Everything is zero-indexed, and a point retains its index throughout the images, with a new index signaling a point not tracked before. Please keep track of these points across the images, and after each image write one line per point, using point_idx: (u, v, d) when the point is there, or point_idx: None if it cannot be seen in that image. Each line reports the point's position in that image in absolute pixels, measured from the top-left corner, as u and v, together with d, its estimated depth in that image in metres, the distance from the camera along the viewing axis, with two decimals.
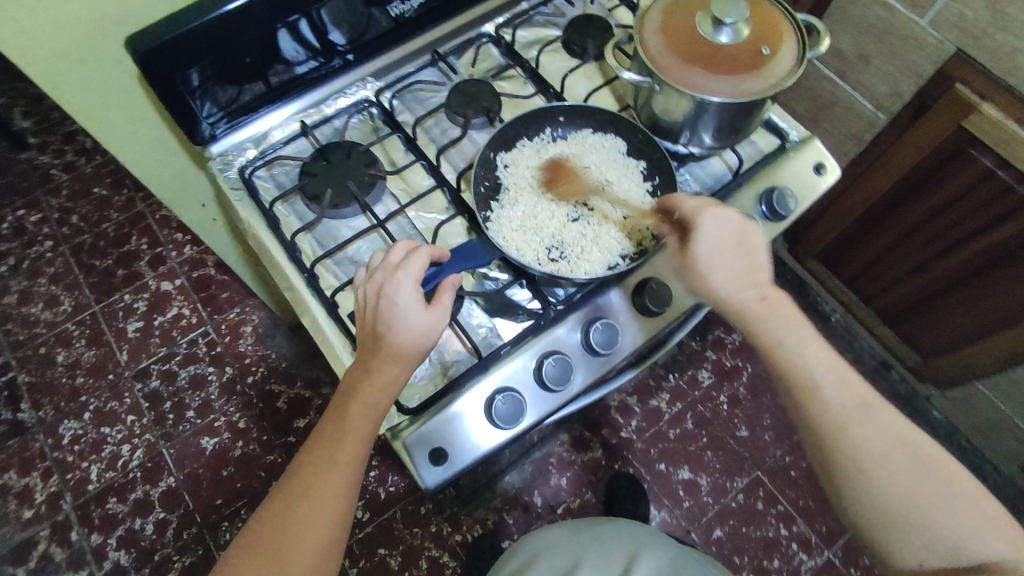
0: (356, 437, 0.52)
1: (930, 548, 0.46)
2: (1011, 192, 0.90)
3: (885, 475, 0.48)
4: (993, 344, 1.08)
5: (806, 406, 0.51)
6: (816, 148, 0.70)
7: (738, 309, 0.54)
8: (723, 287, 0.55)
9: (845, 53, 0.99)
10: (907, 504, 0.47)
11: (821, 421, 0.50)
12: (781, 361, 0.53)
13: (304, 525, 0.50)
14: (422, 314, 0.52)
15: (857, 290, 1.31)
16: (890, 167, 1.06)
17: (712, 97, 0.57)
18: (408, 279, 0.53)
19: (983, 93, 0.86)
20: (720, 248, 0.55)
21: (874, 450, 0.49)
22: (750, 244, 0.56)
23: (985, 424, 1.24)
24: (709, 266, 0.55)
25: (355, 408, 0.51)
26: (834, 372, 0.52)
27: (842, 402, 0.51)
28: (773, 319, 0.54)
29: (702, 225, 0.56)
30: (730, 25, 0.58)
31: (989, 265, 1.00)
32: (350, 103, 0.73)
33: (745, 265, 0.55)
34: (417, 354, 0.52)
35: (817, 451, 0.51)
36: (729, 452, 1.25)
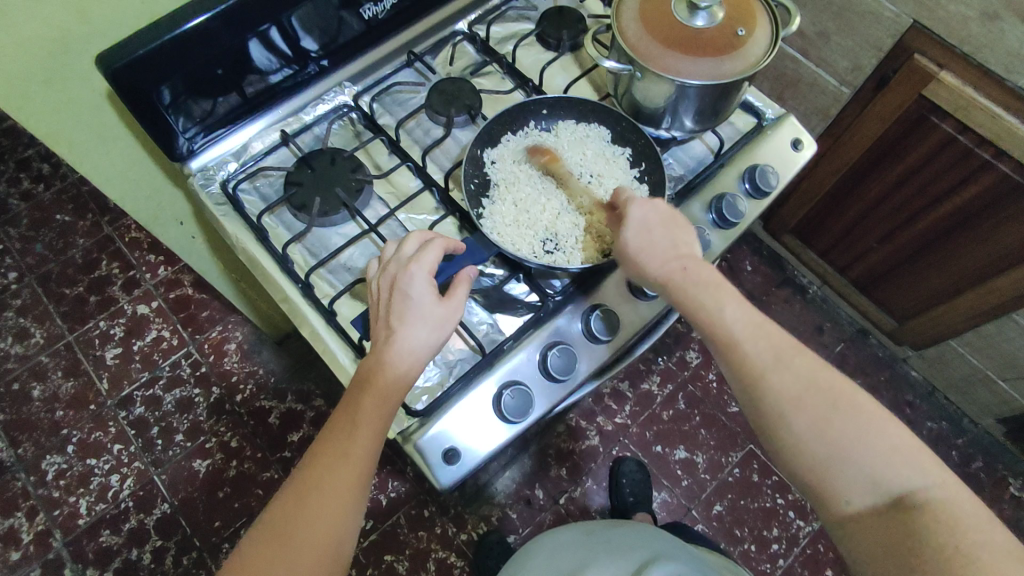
0: (368, 430, 0.51)
1: (852, 483, 0.47)
2: (971, 156, 0.93)
3: (800, 418, 0.49)
4: (959, 305, 1.14)
5: (730, 361, 0.53)
6: (792, 125, 0.71)
7: (665, 280, 0.55)
8: (650, 263, 0.56)
9: (806, 32, 1.02)
10: (827, 448, 0.48)
11: (741, 370, 0.52)
12: (705, 321, 0.54)
13: (314, 518, 0.49)
14: (438, 306, 0.52)
15: (831, 261, 1.35)
16: (857, 139, 1.09)
17: (693, 80, 0.58)
18: (421, 271, 0.53)
19: (941, 62, 0.89)
20: (650, 230, 0.57)
21: (791, 394, 0.50)
22: (677, 224, 0.58)
23: (960, 379, 1.29)
24: (636, 245, 0.56)
25: (367, 400, 0.51)
26: (750, 324, 0.53)
27: (759, 352, 0.52)
28: (689, 285, 0.55)
29: (633, 209, 0.57)
30: (705, 9, 0.60)
31: (953, 228, 1.04)
32: (329, 108, 0.73)
33: (672, 242, 0.56)
34: (431, 346, 0.52)
35: (745, 402, 0.52)
36: (722, 428, 1.27)
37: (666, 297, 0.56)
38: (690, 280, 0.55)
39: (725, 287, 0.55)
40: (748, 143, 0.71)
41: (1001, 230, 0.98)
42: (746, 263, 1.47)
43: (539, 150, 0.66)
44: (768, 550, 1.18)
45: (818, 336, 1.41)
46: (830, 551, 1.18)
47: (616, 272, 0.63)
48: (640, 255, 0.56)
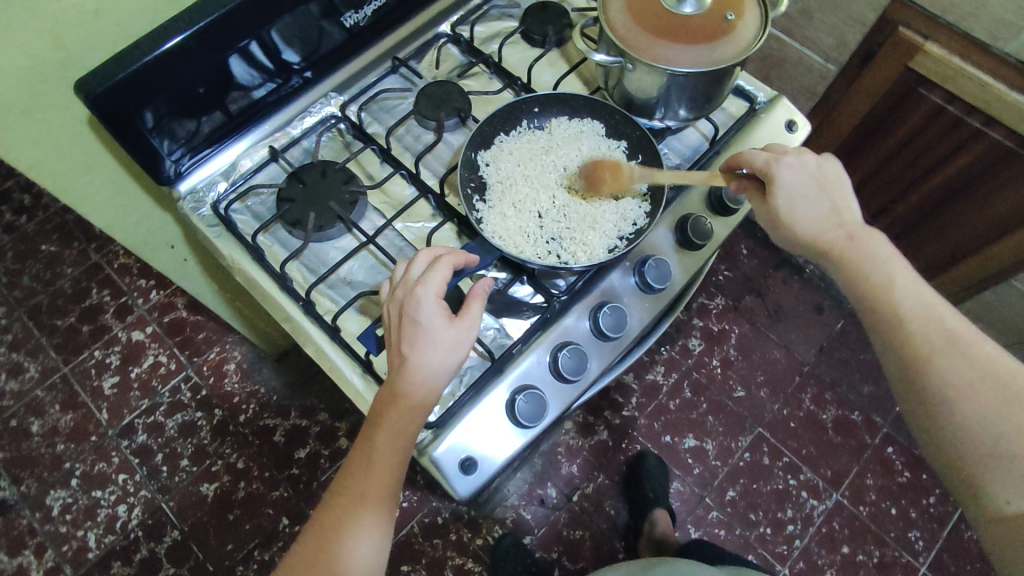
0: (383, 469, 0.51)
1: (1015, 481, 0.46)
2: (960, 125, 0.93)
3: (968, 407, 0.48)
4: (956, 276, 1.15)
5: (891, 339, 0.52)
6: (785, 107, 0.71)
7: (832, 249, 0.55)
8: (813, 234, 0.55)
9: (788, 12, 1.01)
10: (996, 442, 0.47)
11: (903, 349, 0.51)
12: (865, 294, 0.53)
13: (337, 560, 0.50)
14: (451, 329, 0.51)
15: None
16: (847, 114, 1.08)
17: (686, 69, 0.57)
18: (428, 294, 0.51)
19: (926, 34, 0.89)
20: (802, 194, 0.56)
21: (959, 379, 0.48)
22: (832, 183, 0.56)
23: None
24: (793, 214, 0.56)
25: (381, 434, 0.51)
26: (921, 305, 0.52)
27: (925, 332, 0.50)
28: (856, 258, 0.54)
29: (776, 174, 0.56)
30: None
31: (947, 197, 1.04)
32: (316, 121, 0.71)
33: (831, 205, 0.56)
34: (448, 370, 0.51)
35: (903, 381, 0.51)
36: (730, 414, 1.27)
37: (830, 266, 0.56)
38: (860, 254, 0.54)
39: (900, 264, 0.54)
40: (742, 128, 0.71)
41: (994, 198, 0.98)
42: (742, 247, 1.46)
43: (534, 149, 0.64)
44: (784, 532, 1.18)
45: (818, 315, 1.38)
46: (845, 528, 1.19)
47: (621, 267, 0.62)
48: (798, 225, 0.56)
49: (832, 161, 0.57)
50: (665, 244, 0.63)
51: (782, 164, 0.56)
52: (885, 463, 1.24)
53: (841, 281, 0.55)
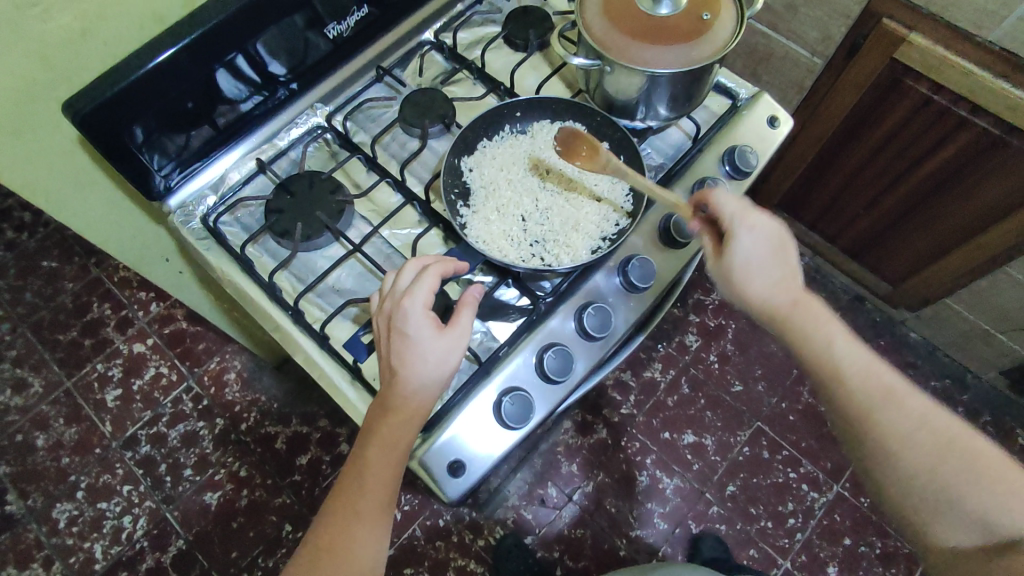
0: (376, 484, 0.53)
1: (957, 523, 0.49)
2: (947, 115, 0.94)
3: (910, 456, 0.50)
4: (950, 266, 1.14)
5: (835, 396, 0.53)
6: (767, 103, 0.71)
7: (778, 313, 0.55)
8: (759, 295, 0.55)
9: (773, 7, 1.02)
10: (938, 486, 0.49)
11: (847, 404, 0.52)
12: (807, 356, 0.54)
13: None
14: (438, 340, 0.52)
15: (820, 232, 1.34)
16: (835, 106, 1.08)
17: (664, 70, 0.58)
18: (415, 307, 0.52)
19: (910, 25, 0.89)
20: (755, 255, 0.55)
21: (899, 431, 0.51)
22: (783, 249, 0.56)
23: (960, 337, 1.27)
24: (745, 272, 0.55)
25: (373, 448, 0.52)
26: (860, 364, 0.53)
27: (866, 389, 0.52)
28: (798, 319, 0.55)
29: (738, 227, 0.56)
30: None
31: (937, 187, 1.05)
32: (303, 132, 0.72)
33: (782, 274, 0.55)
34: (436, 381, 0.52)
35: (850, 432, 0.53)
36: (728, 409, 1.28)
37: (771, 327, 0.56)
38: (801, 314, 0.55)
39: (834, 323, 0.55)
40: (724, 126, 0.71)
41: (981, 186, 0.99)
42: None
43: (517, 153, 0.65)
44: (784, 525, 1.18)
45: None
46: (846, 519, 1.19)
47: (605, 268, 0.62)
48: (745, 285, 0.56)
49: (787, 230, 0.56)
50: (650, 243, 0.64)
51: (746, 220, 0.56)
52: None
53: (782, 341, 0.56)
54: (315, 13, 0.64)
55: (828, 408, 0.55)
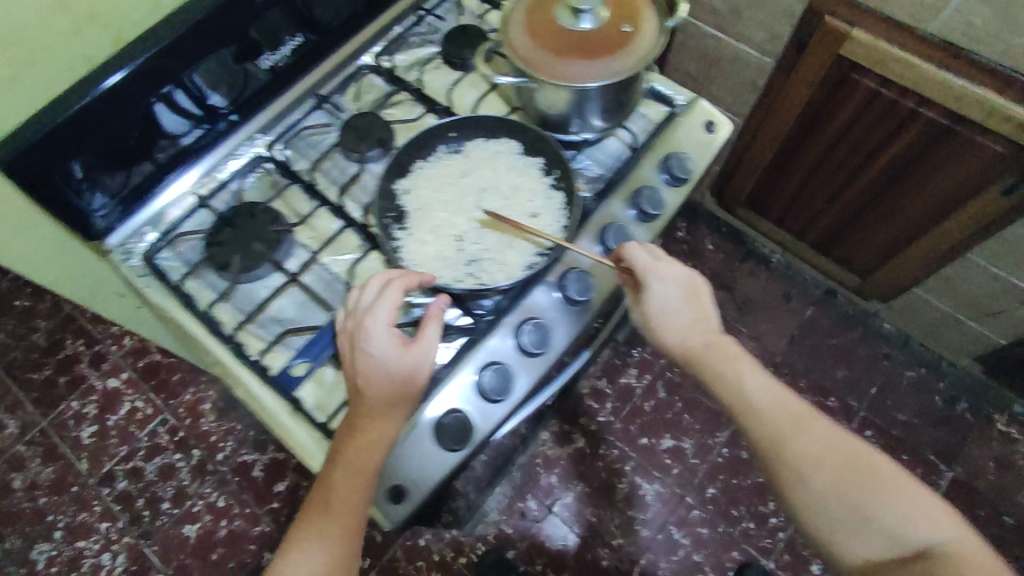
0: (344, 509, 0.54)
1: (869, 540, 0.51)
2: (896, 107, 0.94)
3: (819, 477, 0.53)
4: (915, 254, 1.14)
5: (750, 426, 0.58)
6: (703, 108, 0.70)
7: (694, 355, 0.61)
8: (675, 341, 0.61)
9: (719, 10, 1.03)
10: (847, 505, 0.52)
11: (761, 432, 0.57)
12: (724, 392, 0.60)
13: None
14: (403, 357, 0.53)
15: (787, 228, 1.35)
16: (788, 104, 1.08)
17: (591, 84, 0.58)
18: (379, 323, 0.53)
19: (851, 20, 0.89)
20: (671, 306, 0.61)
21: (808, 453, 0.54)
22: (696, 293, 0.62)
23: (932, 325, 1.27)
24: (659, 319, 0.62)
25: (340, 471, 0.53)
26: (769, 394, 0.58)
27: (774, 416, 0.57)
28: (710, 357, 0.60)
29: (649, 279, 0.61)
30: (588, 12, 0.60)
31: (895, 177, 1.05)
32: (243, 162, 0.72)
33: (692, 320, 0.62)
34: (403, 397, 0.53)
35: (768, 461, 0.57)
36: (705, 410, 1.28)
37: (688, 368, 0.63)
38: (713, 354, 0.61)
39: (743, 358, 0.61)
40: (662, 133, 0.70)
41: (936, 175, 0.99)
42: (707, 242, 1.46)
43: (452, 174, 0.64)
44: (766, 525, 1.18)
45: (786, 304, 1.39)
46: None
47: (544, 283, 0.62)
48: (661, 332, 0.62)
49: (699, 277, 0.62)
50: (589, 255, 0.64)
51: (654, 271, 0.61)
52: None
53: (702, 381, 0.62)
54: (247, 41, 0.64)
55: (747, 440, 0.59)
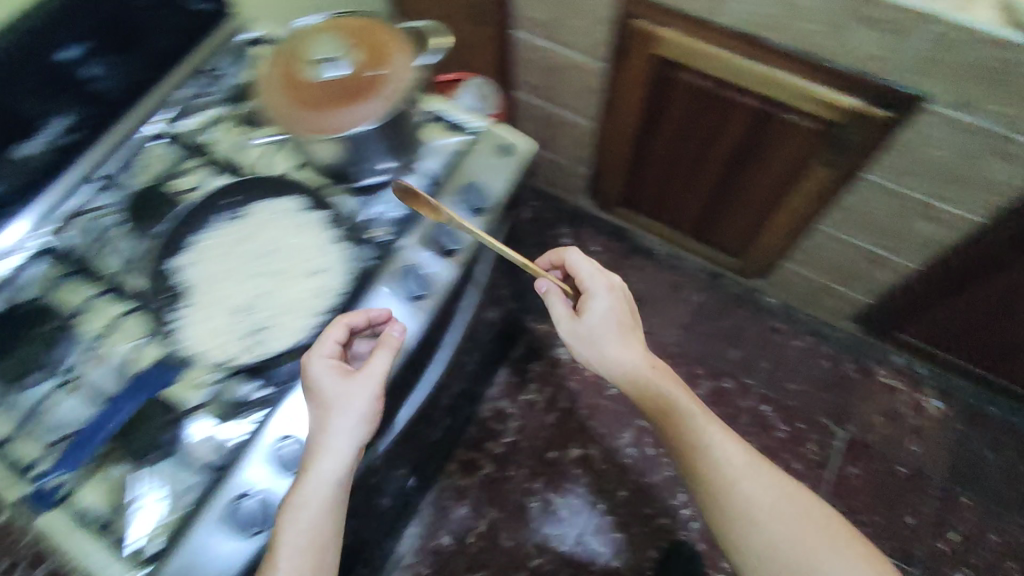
0: (305, 542, 0.53)
1: None
2: (718, 97, 0.95)
3: (772, 523, 0.64)
4: (774, 231, 1.16)
5: (705, 467, 0.68)
6: (497, 130, 0.68)
7: (630, 374, 0.72)
8: (603, 350, 0.72)
9: (541, 23, 1.03)
10: (797, 550, 0.62)
11: (719, 477, 0.67)
12: (673, 427, 0.70)
13: None
14: (347, 387, 0.54)
15: (660, 220, 1.36)
16: (626, 106, 1.08)
17: (373, 121, 0.53)
18: (324, 361, 0.54)
19: (657, 20, 0.90)
20: (609, 322, 0.73)
21: (761, 500, 0.65)
22: (630, 319, 0.74)
23: (810, 293, 1.30)
24: (592, 333, 0.72)
25: (292, 508, 0.52)
26: (724, 442, 0.69)
27: (731, 463, 0.67)
28: (663, 407, 0.71)
29: (592, 292, 0.73)
30: (333, 61, 0.56)
31: (735, 162, 1.07)
32: (21, 255, 0.62)
33: (628, 341, 0.73)
34: (353, 426, 0.54)
35: (720, 501, 0.67)
36: (607, 413, 1.28)
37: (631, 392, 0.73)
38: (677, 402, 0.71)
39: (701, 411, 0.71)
40: (459, 161, 0.66)
41: (770, 156, 1.01)
42: (591, 244, 1.47)
43: (231, 240, 0.60)
44: (678, 518, 1.19)
45: (674, 294, 1.41)
46: None
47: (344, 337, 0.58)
48: (593, 340, 0.73)
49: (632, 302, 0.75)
50: (394, 299, 0.59)
51: (596, 287, 0.73)
52: (762, 422, 1.27)
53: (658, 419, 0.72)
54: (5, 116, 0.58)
55: (688, 475, 0.70)
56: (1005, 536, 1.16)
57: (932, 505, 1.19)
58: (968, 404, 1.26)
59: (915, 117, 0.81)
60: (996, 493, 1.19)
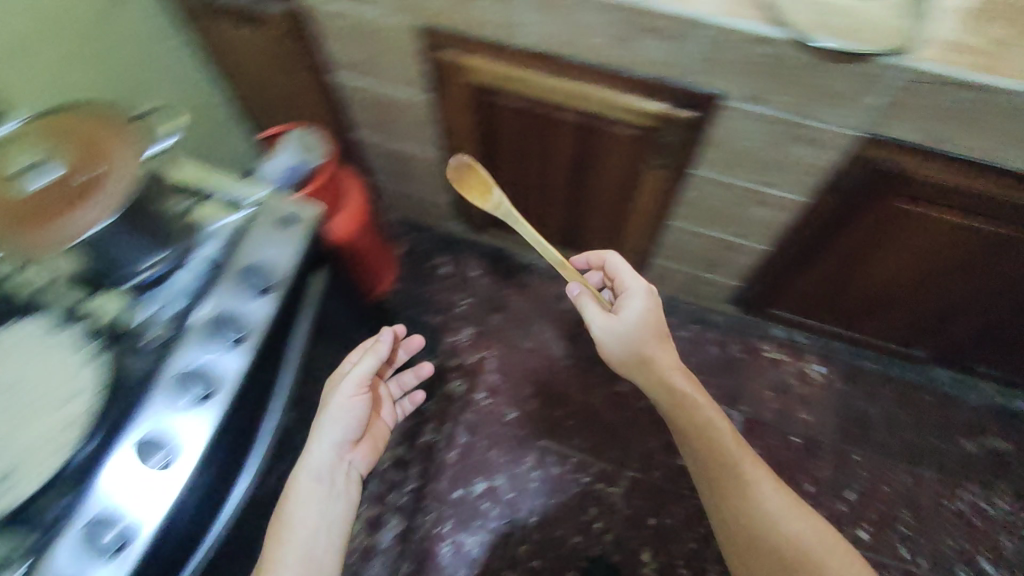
0: (305, 502, 0.72)
1: (789, 535, 0.75)
2: (541, 117, 0.94)
3: (765, 490, 0.79)
4: (633, 234, 1.17)
5: (713, 440, 0.83)
6: (274, 201, 0.66)
7: (656, 370, 0.88)
8: (639, 348, 0.88)
9: (356, 63, 0.99)
10: (780, 514, 0.77)
11: (728, 451, 0.82)
12: (686, 406, 0.86)
13: (268, 559, 0.68)
14: (348, 401, 0.77)
15: (531, 236, 1.35)
16: (462, 135, 1.05)
17: (106, 217, 0.49)
18: (351, 374, 0.78)
19: (461, 49, 0.87)
20: (643, 325, 0.88)
21: (758, 475, 0.81)
22: (662, 330, 0.90)
23: (685, 284, 1.32)
24: (628, 328, 0.88)
25: (303, 472, 0.73)
26: (733, 435, 0.84)
27: (735, 449, 0.82)
28: (701, 430, 0.84)
29: (632, 298, 0.90)
30: (40, 169, 0.51)
31: (576, 176, 1.06)
32: None
33: (659, 344, 0.89)
34: (344, 426, 0.77)
35: (725, 466, 0.82)
36: (508, 440, 1.26)
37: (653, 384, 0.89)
38: (726, 447, 0.83)
39: (750, 458, 0.82)
40: (237, 239, 0.63)
41: (605, 166, 1.00)
42: (471, 269, 1.44)
43: None
44: (592, 533, 1.18)
45: (560, 305, 1.40)
46: (644, 499, 1.20)
47: (116, 460, 0.51)
48: (628, 339, 0.88)
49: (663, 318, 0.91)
50: (172, 406, 0.54)
51: (636, 285, 0.91)
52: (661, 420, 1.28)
53: (702, 451, 0.84)
54: None
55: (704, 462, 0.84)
56: (897, 485, 1.21)
57: (827, 469, 1.22)
58: (848, 364, 1.31)
59: (719, 114, 0.82)
60: (884, 445, 1.24)
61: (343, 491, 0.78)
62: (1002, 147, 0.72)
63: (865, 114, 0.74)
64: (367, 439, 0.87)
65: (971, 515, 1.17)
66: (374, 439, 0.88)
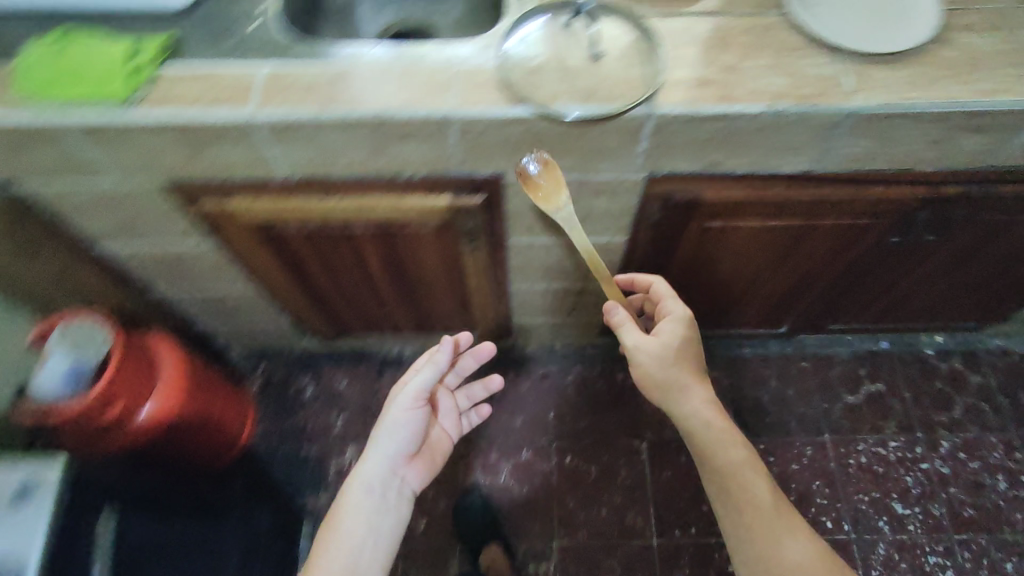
0: (361, 494, 0.79)
1: None
2: (336, 237, 0.86)
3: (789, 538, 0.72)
4: (482, 306, 1.11)
5: (736, 482, 0.76)
6: (19, 465, 0.62)
7: (692, 412, 0.80)
8: (674, 373, 0.80)
9: (115, 229, 0.88)
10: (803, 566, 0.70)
11: (750, 492, 0.75)
12: (711, 448, 0.78)
13: (324, 536, 0.76)
14: (403, 412, 0.83)
15: (387, 331, 1.26)
16: (265, 268, 0.96)
17: None
18: (409, 381, 0.85)
19: (220, 193, 0.79)
20: (681, 349, 0.82)
21: (784, 519, 0.74)
22: (696, 360, 0.83)
23: (556, 331, 1.28)
24: (665, 351, 0.81)
25: (366, 465, 0.81)
26: (760, 477, 0.77)
27: (760, 491, 0.76)
28: (733, 471, 0.77)
29: (670, 318, 0.84)
30: None
31: (401, 273, 0.99)
32: None
33: (692, 379, 0.81)
34: (400, 433, 0.83)
35: (747, 510, 0.75)
36: (425, 552, 1.17)
37: (684, 422, 0.81)
38: (759, 495, 0.75)
39: (783, 511, 0.75)
40: None
41: (424, 260, 0.94)
42: (339, 380, 1.34)
43: None
44: None
45: None
46: (578, 564, 1.16)
47: None
48: (668, 362, 0.80)
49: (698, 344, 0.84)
50: None
51: (677, 310, 0.84)
52: (573, 474, 1.23)
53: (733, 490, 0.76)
54: None
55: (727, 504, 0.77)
56: (802, 459, 1.23)
57: None
58: (727, 356, 1.33)
59: (507, 190, 0.79)
60: (780, 425, 1.27)
61: (396, 507, 0.80)
62: (768, 156, 0.74)
63: (637, 158, 0.74)
64: (425, 453, 0.88)
65: (873, 465, 1.22)
66: (433, 455, 0.89)
